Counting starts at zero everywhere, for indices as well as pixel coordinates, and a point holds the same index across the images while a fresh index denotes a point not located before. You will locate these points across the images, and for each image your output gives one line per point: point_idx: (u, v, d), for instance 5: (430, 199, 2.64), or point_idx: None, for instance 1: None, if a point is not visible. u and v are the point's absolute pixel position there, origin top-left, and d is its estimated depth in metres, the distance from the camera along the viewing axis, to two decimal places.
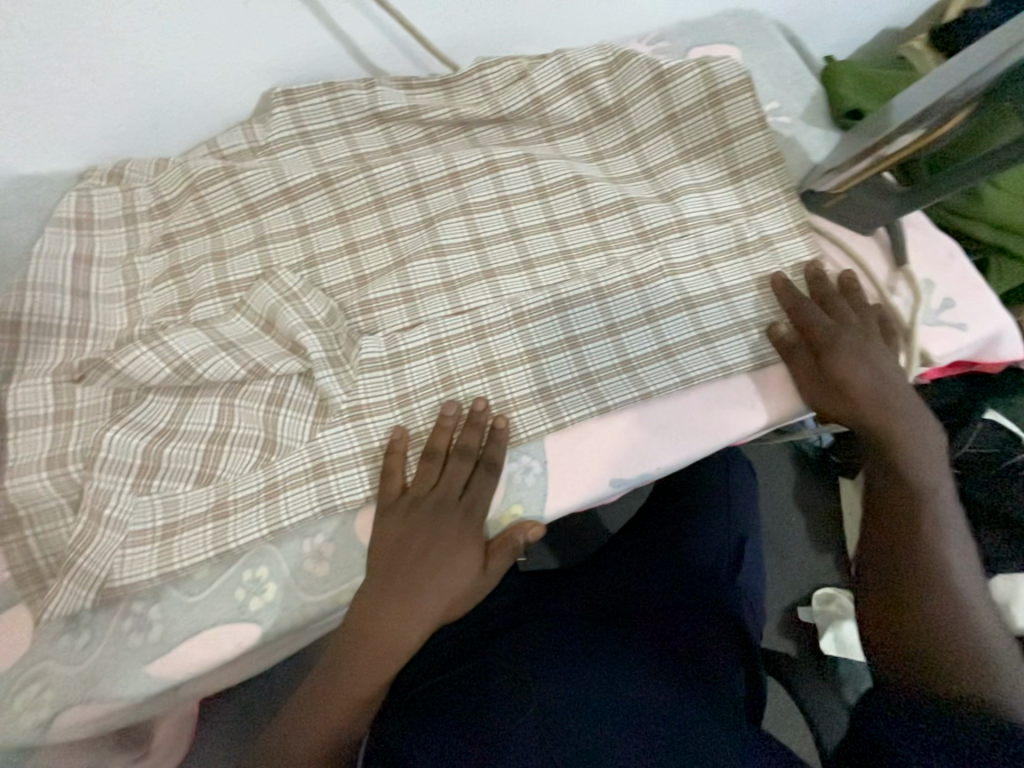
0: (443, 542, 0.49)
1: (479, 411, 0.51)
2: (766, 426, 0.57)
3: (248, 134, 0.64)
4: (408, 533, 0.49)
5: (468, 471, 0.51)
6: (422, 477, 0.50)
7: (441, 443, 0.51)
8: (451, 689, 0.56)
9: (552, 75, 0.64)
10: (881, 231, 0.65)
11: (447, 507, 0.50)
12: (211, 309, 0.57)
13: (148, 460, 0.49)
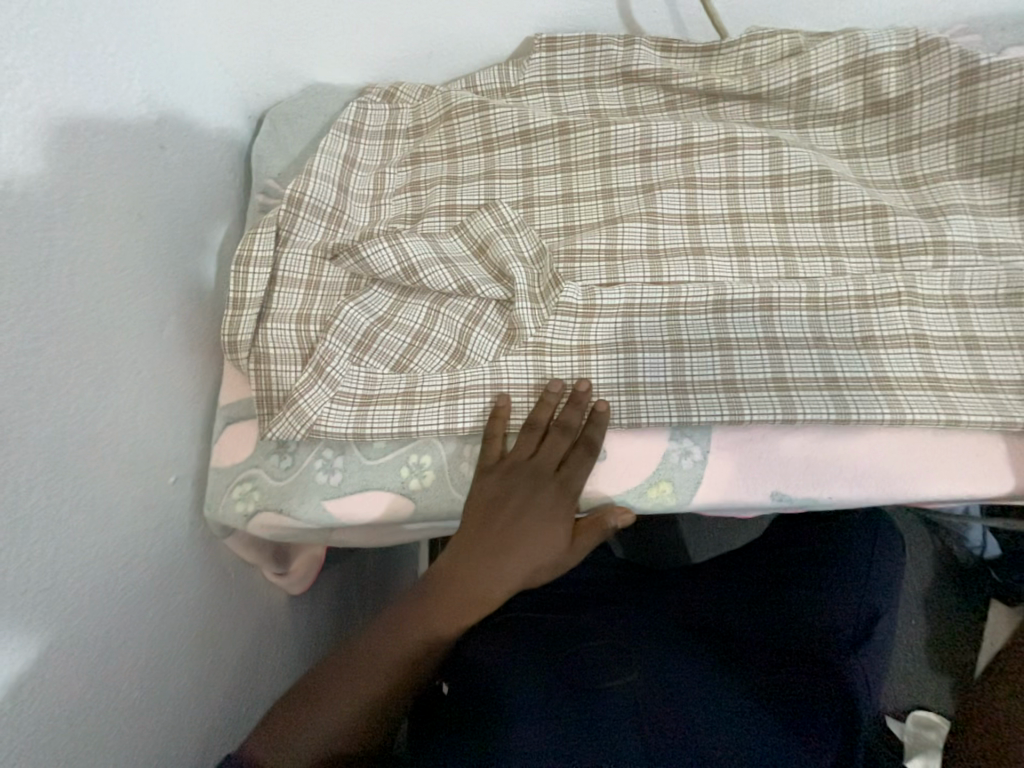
0: (538, 512, 0.52)
1: (583, 390, 0.51)
2: (969, 498, 0.50)
3: (503, 74, 0.68)
4: (504, 494, 0.51)
5: (566, 447, 0.52)
6: (520, 445, 0.52)
7: (543, 417, 0.52)
8: (538, 633, 0.67)
9: (831, 56, 0.58)
10: None
11: (543, 478, 0.52)
12: (436, 225, 0.63)
13: (366, 337, 0.58)
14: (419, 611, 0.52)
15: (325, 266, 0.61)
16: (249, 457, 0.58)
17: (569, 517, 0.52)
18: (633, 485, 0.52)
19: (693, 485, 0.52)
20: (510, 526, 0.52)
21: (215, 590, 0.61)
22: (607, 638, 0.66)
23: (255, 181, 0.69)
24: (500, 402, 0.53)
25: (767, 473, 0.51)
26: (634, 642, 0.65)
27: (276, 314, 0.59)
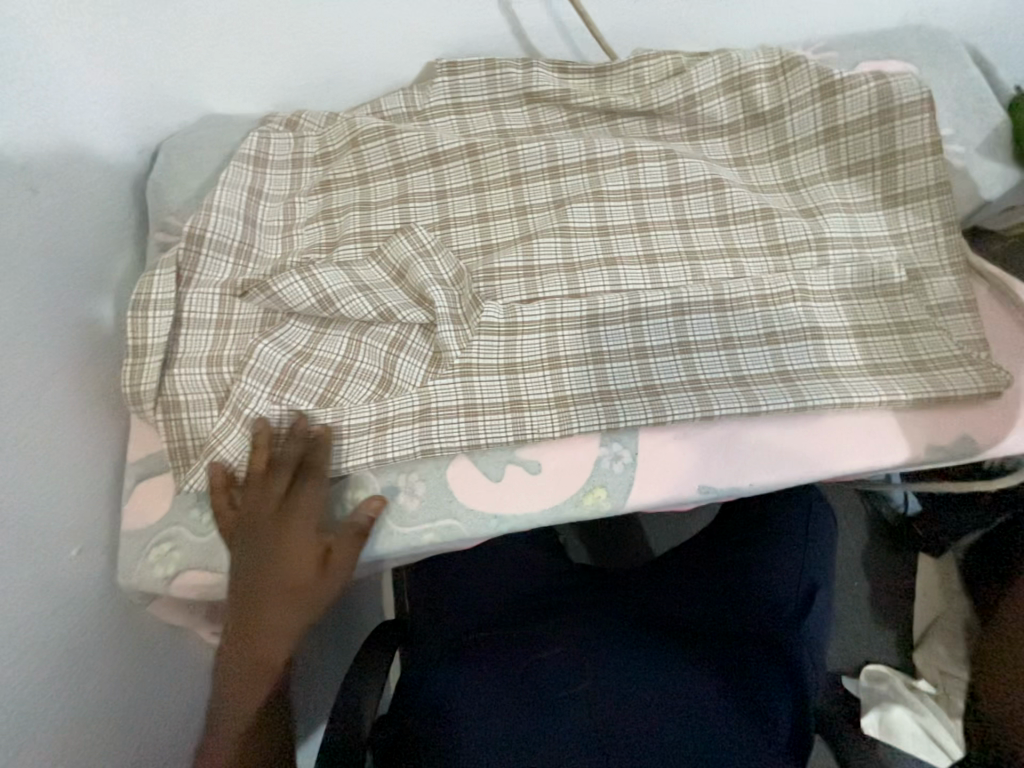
0: (272, 557, 0.49)
1: (301, 424, 0.52)
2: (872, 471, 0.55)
3: (408, 99, 0.68)
4: (251, 550, 0.49)
5: (289, 483, 0.51)
6: (247, 495, 0.50)
7: (260, 464, 0.51)
8: (494, 649, 0.67)
9: (710, 74, 0.63)
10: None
11: (264, 521, 0.49)
12: (352, 253, 0.62)
13: (285, 375, 0.55)
14: (240, 692, 0.48)
15: (235, 303, 0.58)
16: (167, 514, 0.54)
17: (318, 550, 0.50)
18: (568, 495, 0.53)
19: (625, 487, 0.53)
20: (268, 583, 0.48)
21: (138, 665, 0.56)
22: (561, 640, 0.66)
23: (154, 219, 0.65)
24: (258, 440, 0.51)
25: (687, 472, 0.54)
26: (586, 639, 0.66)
27: (185, 359, 0.56)
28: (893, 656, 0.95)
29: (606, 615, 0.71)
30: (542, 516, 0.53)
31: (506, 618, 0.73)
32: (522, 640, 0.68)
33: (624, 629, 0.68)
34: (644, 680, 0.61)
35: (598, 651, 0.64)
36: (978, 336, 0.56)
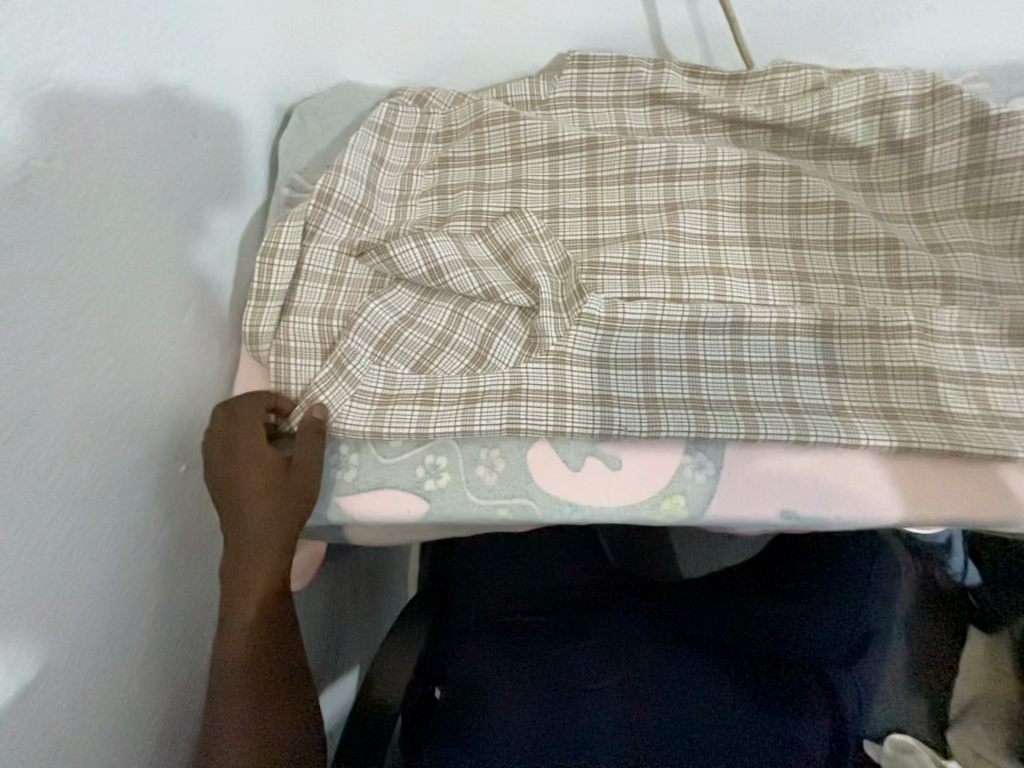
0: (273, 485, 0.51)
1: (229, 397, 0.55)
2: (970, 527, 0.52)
3: (534, 87, 0.70)
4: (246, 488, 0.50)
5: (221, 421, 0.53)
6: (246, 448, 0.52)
7: (217, 423, 0.53)
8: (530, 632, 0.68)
9: (852, 94, 0.61)
10: None
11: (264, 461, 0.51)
12: (463, 229, 0.64)
13: (388, 336, 0.58)
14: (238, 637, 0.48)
15: (349, 262, 0.61)
16: None
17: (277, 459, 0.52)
18: (646, 496, 0.53)
19: (705, 498, 0.53)
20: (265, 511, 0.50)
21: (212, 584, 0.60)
22: (598, 639, 0.67)
23: (282, 174, 0.69)
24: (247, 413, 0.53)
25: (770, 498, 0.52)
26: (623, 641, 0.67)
27: (299, 308, 0.59)
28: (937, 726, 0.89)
29: (651, 624, 0.69)
30: (617, 512, 0.53)
31: (545, 605, 0.72)
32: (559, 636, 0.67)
33: (669, 646, 0.66)
34: (680, 707, 0.61)
35: (635, 671, 0.64)
36: None
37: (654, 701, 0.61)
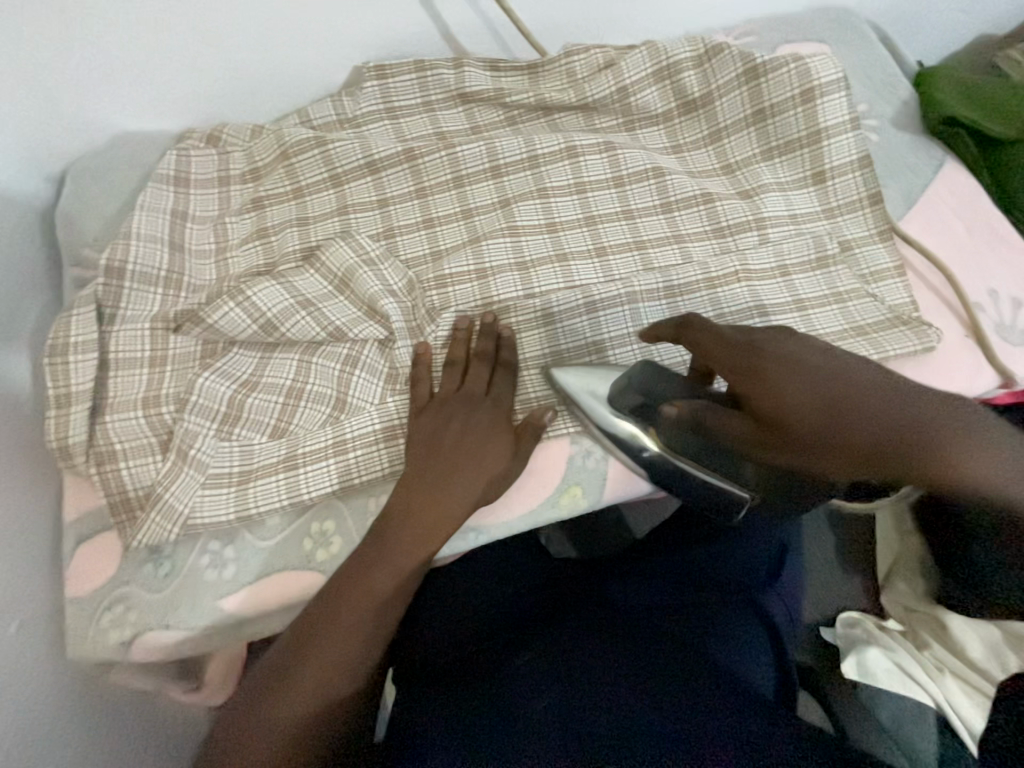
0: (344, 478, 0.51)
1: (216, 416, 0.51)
2: None
3: (338, 105, 0.65)
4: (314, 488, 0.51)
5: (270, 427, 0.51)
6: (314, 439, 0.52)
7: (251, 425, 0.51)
8: (470, 663, 0.63)
9: (639, 65, 0.64)
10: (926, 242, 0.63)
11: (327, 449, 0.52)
12: (294, 271, 0.59)
13: (232, 409, 0.52)
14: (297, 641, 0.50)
15: (169, 337, 0.54)
16: (117, 573, 0.50)
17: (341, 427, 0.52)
18: (544, 497, 0.53)
19: (600, 482, 0.53)
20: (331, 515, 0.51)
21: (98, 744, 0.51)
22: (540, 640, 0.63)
23: (66, 253, 0.60)
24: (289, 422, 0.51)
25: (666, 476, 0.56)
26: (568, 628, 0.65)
27: (118, 403, 0.52)
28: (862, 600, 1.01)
29: (602, 607, 0.69)
30: (519, 524, 0.52)
31: (499, 623, 0.70)
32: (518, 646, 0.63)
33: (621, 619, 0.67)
34: (644, 677, 0.57)
35: (593, 652, 0.60)
36: (907, 298, 0.60)
37: (617, 674, 0.57)
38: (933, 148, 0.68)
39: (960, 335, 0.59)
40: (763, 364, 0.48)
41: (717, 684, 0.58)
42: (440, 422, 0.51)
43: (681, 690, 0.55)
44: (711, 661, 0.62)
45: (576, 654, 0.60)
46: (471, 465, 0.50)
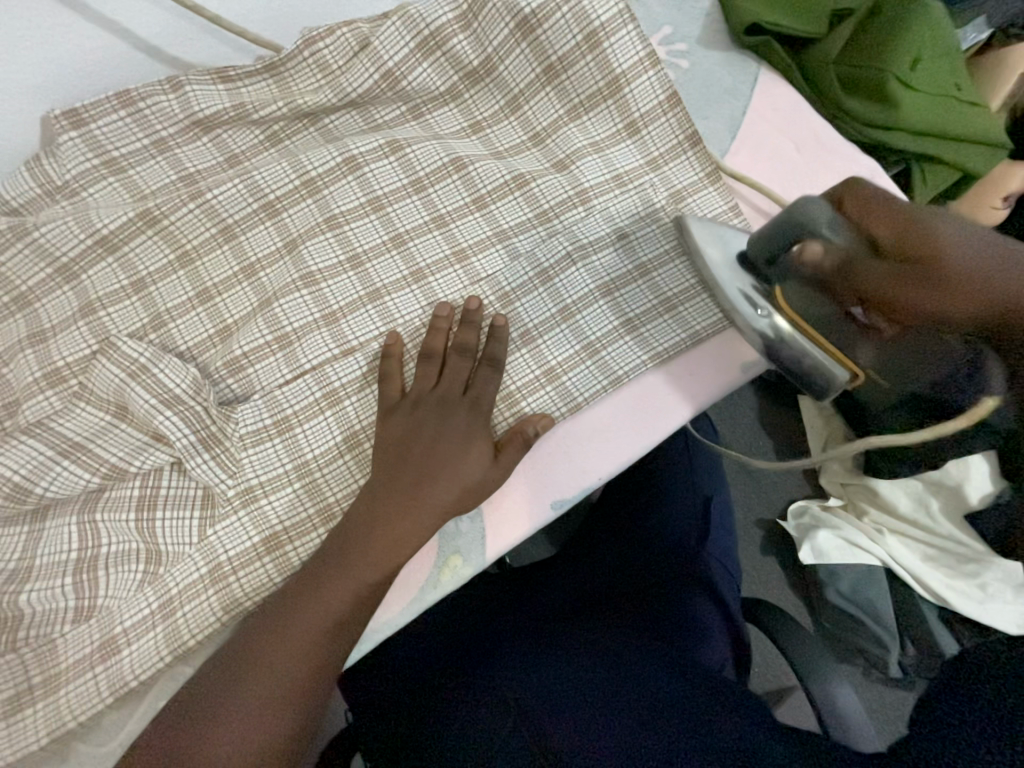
0: (450, 437, 0.46)
1: (474, 310, 0.50)
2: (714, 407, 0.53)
3: (36, 175, 0.51)
4: (415, 427, 0.46)
5: (468, 369, 0.49)
6: (422, 378, 0.48)
7: (438, 344, 0.49)
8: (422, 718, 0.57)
9: (397, 40, 0.53)
10: (755, 170, 0.59)
11: (452, 404, 0.47)
12: (44, 406, 0.47)
13: (5, 611, 0.41)
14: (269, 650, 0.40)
15: None
16: None
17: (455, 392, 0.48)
18: (423, 580, 0.47)
19: (478, 543, 0.48)
20: (423, 454, 0.46)
21: None
22: (494, 674, 0.59)
23: None
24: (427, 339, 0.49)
25: (617, 432, 0.51)
26: (522, 650, 0.62)
27: None
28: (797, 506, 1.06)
29: (556, 619, 0.68)
30: (402, 617, 0.46)
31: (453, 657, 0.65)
32: (474, 679, 0.59)
33: (571, 623, 0.66)
34: (595, 693, 0.55)
35: (545, 675, 0.58)
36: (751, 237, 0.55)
37: (574, 687, 0.56)
38: (745, 62, 0.62)
39: None
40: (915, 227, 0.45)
41: (662, 678, 0.58)
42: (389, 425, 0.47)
43: (626, 694, 0.55)
44: (662, 651, 0.62)
45: (532, 677, 0.57)
46: (410, 496, 0.44)
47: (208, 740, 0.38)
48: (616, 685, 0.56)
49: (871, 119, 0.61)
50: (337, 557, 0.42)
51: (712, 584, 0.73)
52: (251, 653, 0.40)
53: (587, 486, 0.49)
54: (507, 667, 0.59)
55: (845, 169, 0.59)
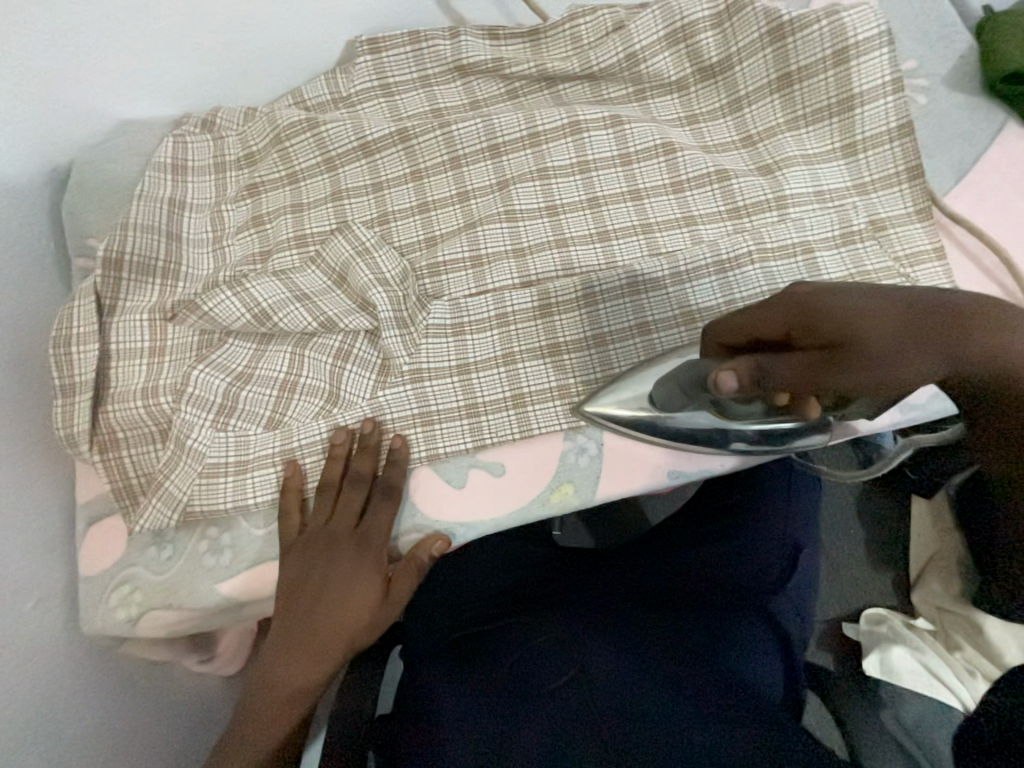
0: (341, 576, 0.49)
1: (368, 432, 0.51)
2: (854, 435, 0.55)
3: (331, 84, 0.63)
4: (308, 565, 0.48)
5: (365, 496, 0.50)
6: (319, 510, 0.50)
7: (334, 474, 0.50)
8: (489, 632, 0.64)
9: (650, 27, 0.58)
10: (976, 217, 0.56)
11: (346, 541, 0.49)
12: (288, 260, 0.58)
13: (227, 400, 0.53)
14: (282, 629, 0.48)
15: (167, 328, 0.55)
16: (124, 554, 0.52)
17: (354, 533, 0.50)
18: (536, 495, 0.52)
19: (593, 480, 0.52)
20: (321, 584, 0.48)
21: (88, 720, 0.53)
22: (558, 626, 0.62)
23: (74, 244, 0.60)
24: (341, 438, 0.50)
25: None
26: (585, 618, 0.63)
27: (119, 393, 0.53)
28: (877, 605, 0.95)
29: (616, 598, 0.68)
30: (510, 521, 0.52)
31: (513, 600, 0.69)
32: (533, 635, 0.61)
33: (635, 616, 0.64)
34: (648, 682, 0.55)
35: (607, 651, 0.58)
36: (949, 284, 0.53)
37: (633, 678, 0.56)
38: (992, 112, 0.59)
39: None
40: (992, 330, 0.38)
41: (742, 695, 0.55)
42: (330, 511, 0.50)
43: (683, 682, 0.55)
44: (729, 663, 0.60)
45: (590, 648, 0.59)
46: (305, 604, 0.48)
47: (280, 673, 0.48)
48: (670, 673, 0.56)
49: None
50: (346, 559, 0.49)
51: (784, 628, 0.68)
52: (286, 631, 0.47)
53: (703, 466, 0.52)
54: (571, 631, 0.61)
55: None
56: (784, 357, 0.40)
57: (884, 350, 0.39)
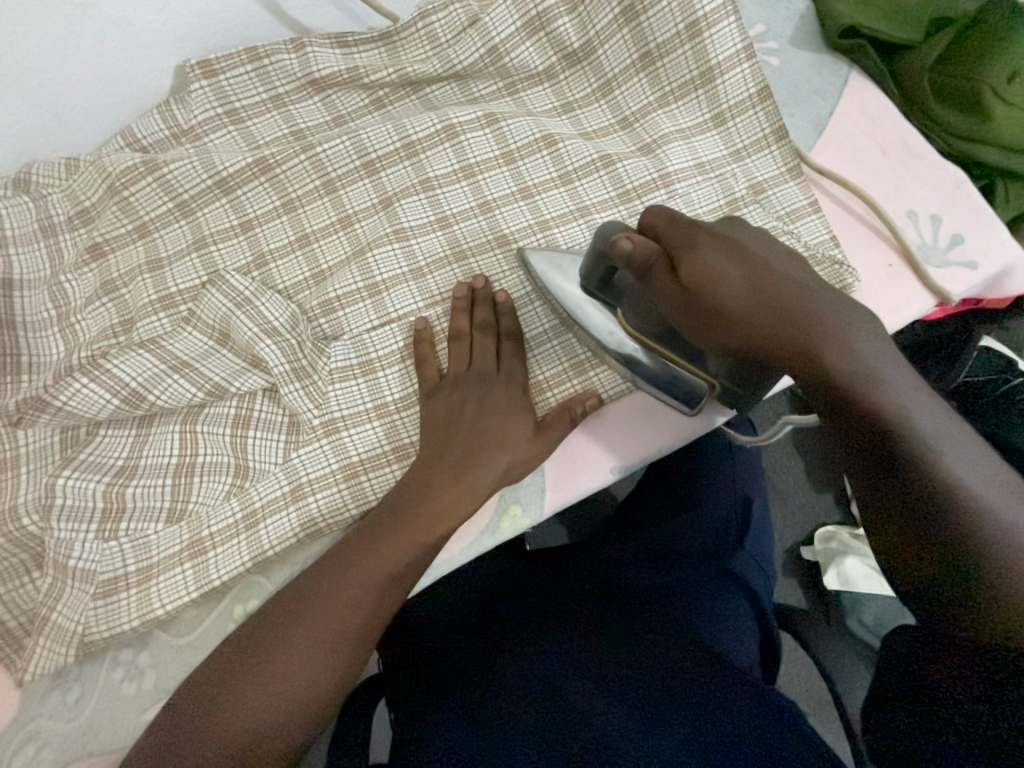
0: (402, 515, 0.44)
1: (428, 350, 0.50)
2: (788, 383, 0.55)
3: (166, 118, 0.56)
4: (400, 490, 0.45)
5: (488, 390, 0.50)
6: (448, 397, 0.49)
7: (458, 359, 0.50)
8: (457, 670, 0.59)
9: (505, 18, 0.56)
10: (838, 168, 0.60)
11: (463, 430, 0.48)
12: (156, 326, 0.51)
13: (110, 504, 0.46)
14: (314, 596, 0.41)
15: (18, 434, 0.47)
16: (19, 709, 0.44)
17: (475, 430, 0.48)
18: (483, 524, 0.49)
19: (539, 495, 0.50)
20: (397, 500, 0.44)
21: None
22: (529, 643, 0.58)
23: None
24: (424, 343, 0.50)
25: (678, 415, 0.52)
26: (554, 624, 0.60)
27: None
28: (821, 519, 1.01)
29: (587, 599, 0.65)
30: (463, 557, 0.49)
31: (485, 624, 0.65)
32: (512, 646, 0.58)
33: (607, 612, 0.62)
34: (618, 675, 0.53)
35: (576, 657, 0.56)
36: (828, 234, 0.56)
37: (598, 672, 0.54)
38: (835, 66, 0.63)
39: (881, 263, 0.57)
40: (834, 337, 0.38)
41: (715, 679, 0.52)
42: (462, 396, 0.49)
43: (654, 675, 0.53)
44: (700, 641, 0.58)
45: (565, 664, 0.55)
46: (365, 545, 0.43)
47: (197, 744, 0.36)
48: (640, 660, 0.55)
49: (961, 131, 0.61)
50: (347, 576, 0.42)
51: (751, 588, 0.69)
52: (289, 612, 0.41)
53: (646, 454, 0.51)
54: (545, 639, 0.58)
55: (929, 175, 0.59)
56: (656, 279, 0.43)
57: (739, 299, 0.40)
